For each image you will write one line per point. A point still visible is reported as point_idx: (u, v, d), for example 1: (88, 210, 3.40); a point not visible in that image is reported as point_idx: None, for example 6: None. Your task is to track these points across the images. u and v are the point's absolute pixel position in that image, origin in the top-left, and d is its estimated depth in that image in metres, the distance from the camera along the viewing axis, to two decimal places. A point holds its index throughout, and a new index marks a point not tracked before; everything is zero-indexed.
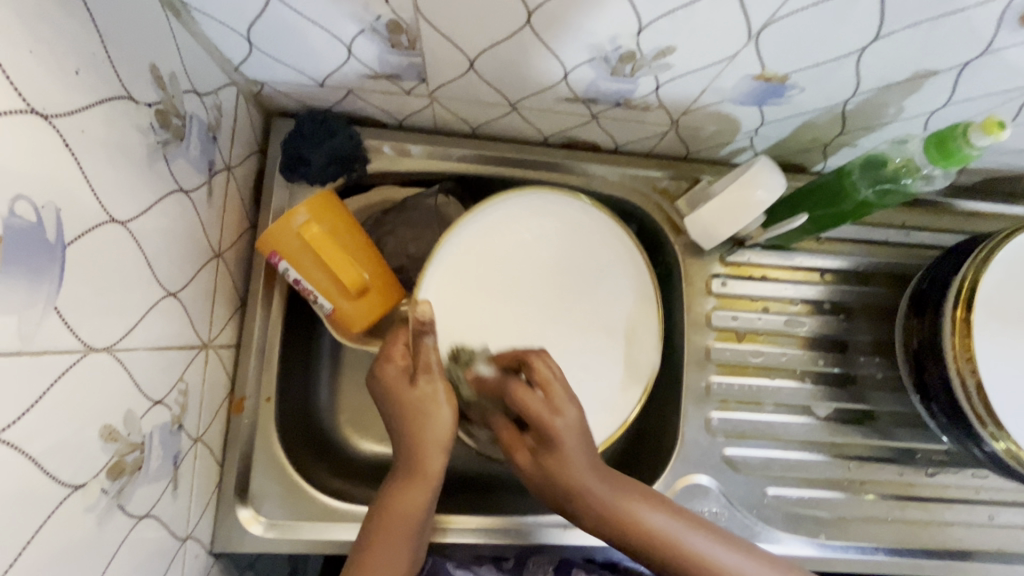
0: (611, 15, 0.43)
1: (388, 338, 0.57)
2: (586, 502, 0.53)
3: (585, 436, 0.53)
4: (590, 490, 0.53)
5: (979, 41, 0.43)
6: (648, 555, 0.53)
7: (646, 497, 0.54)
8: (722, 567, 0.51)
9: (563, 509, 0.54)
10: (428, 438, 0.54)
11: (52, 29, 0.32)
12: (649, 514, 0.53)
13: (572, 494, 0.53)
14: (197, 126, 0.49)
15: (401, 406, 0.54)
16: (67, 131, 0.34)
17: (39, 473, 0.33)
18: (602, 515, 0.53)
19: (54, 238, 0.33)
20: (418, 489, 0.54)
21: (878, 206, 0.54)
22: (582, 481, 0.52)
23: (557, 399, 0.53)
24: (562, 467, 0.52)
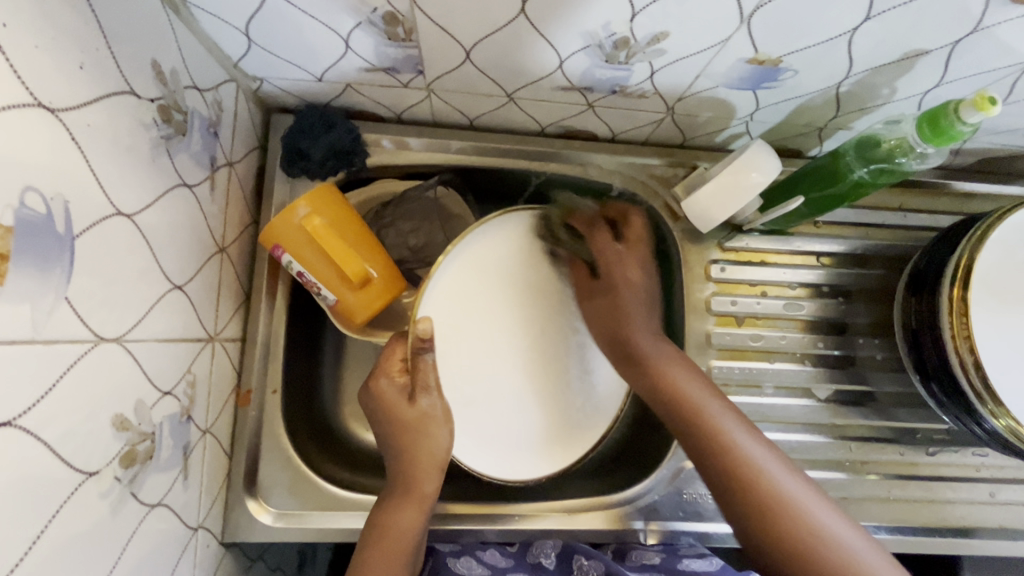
0: (605, 1, 0.43)
1: (385, 353, 0.58)
2: (639, 358, 0.59)
3: (648, 298, 0.62)
4: (634, 325, 0.61)
5: (970, 19, 0.43)
6: (696, 428, 0.55)
7: (681, 362, 0.59)
8: (757, 464, 0.52)
9: (631, 369, 0.60)
10: (424, 459, 0.56)
11: (57, 25, 0.33)
12: (699, 392, 0.57)
13: (626, 348, 0.60)
14: (199, 121, 0.50)
15: (403, 426, 0.56)
16: (73, 125, 0.34)
17: (54, 459, 0.34)
18: (645, 367, 0.59)
19: (63, 230, 0.34)
20: (414, 509, 0.55)
21: (873, 187, 0.55)
22: (659, 365, 0.59)
23: (630, 271, 0.62)
24: (621, 322, 0.60)
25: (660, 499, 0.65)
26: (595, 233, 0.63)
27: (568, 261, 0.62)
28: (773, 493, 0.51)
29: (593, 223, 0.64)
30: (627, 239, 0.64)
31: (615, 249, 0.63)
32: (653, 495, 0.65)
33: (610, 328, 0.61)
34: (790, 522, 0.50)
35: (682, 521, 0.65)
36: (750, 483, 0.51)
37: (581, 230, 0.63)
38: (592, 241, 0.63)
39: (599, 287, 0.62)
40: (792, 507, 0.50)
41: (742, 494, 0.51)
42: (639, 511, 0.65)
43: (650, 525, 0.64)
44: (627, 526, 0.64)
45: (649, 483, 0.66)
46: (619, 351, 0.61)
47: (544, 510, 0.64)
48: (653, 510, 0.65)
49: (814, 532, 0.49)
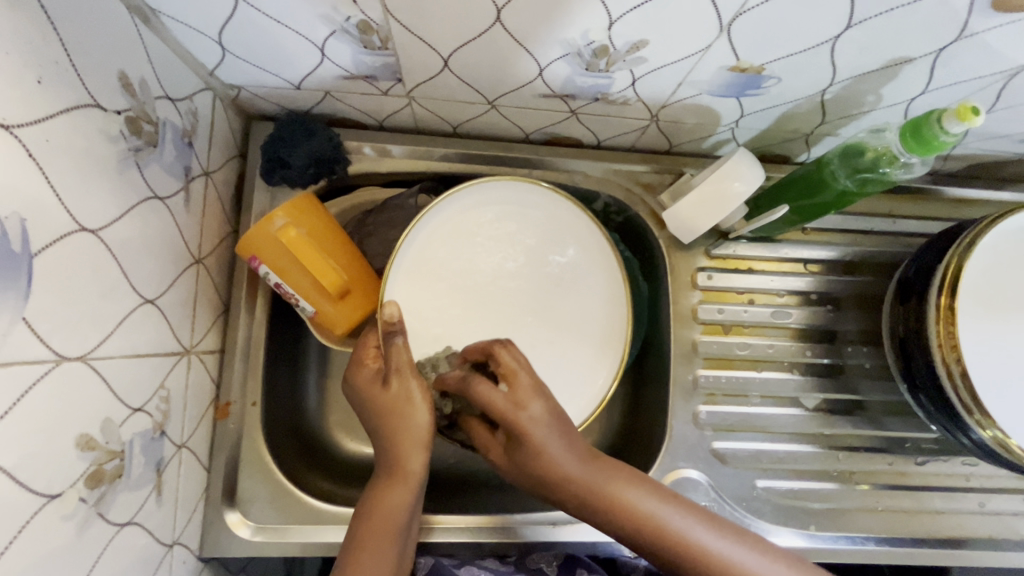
0: (581, 10, 0.43)
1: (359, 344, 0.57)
2: (558, 488, 0.50)
3: (563, 426, 0.50)
4: (561, 467, 0.50)
5: (954, 26, 0.43)
6: (627, 526, 0.49)
7: (632, 477, 0.51)
8: (688, 535, 0.49)
9: (541, 489, 0.51)
10: (406, 438, 0.52)
11: (11, 38, 0.32)
12: (636, 493, 0.50)
13: (553, 476, 0.50)
14: (171, 132, 0.49)
15: (377, 403, 0.54)
16: (30, 140, 0.33)
17: (11, 484, 0.33)
18: (556, 479, 0.50)
19: (20, 249, 0.33)
20: (402, 494, 0.52)
21: (858, 196, 0.54)
22: (563, 471, 0.50)
23: (522, 377, 0.51)
24: (541, 466, 0.50)
25: None
26: (512, 378, 0.51)
27: (459, 378, 0.53)
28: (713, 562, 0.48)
29: (464, 376, 0.53)
30: (507, 378, 0.51)
31: (501, 396, 0.50)
32: None
33: (525, 466, 0.51)
34: None
35: None
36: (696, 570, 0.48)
37: (451, 386, 0.54)
38: (470, 393, 0.51)
39: (518, 458, 0.51)
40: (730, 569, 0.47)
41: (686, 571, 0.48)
42: None
43: None
44: (612, 538, 0.63)
45: None
46: (526, 466, 0.51)
47: (529, 522, 0.63)
48: None
49: None
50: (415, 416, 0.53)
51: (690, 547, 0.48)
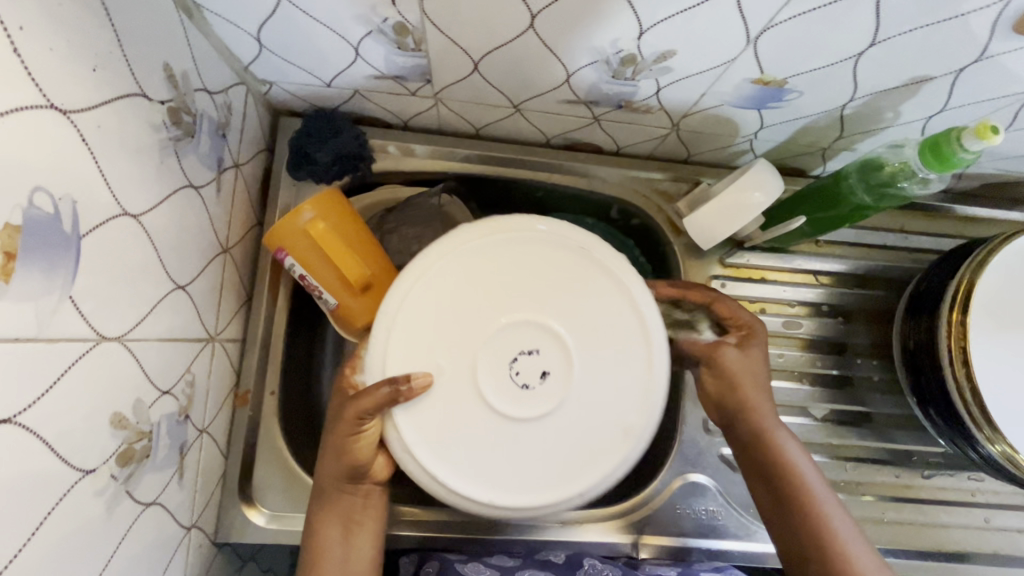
0: (614, 19, 0.44)
1: (366, 401, 0.48)
2: (745, 414, 0.55)
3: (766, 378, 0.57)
4: (759, 418, 0.55)
5: (974, 48, 0.44)
6: (788, 494, 0.53)
7: (794, 439, 0.56)
8: (809, 487, 0.53)
9: (735, 444, 0.57)
10: (341, 467, 0.52)
11: (72, 27, 0.33)
12: (797, 457, 0.54)
13: (766, 438, 0.55)
14: (207, 123, 0.51)
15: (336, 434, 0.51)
16: (84, 126, 0.35)
17: (52, 457, 0.34)
18: (754, 439, 0.55)
19: (70, 229, 0.34)
20: (334, 516, 0.53)
21: (875, 210, 0.55)
22: (754, 399, 0.55)
23: (752, 351, 0.57)
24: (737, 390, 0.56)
25: (653, 513, 0.65)
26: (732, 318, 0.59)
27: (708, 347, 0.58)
28: (817, 518, 0.51)
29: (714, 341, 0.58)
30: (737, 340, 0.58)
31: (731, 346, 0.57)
32: (645, 510, 0.65)
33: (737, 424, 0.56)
34: (827, 543, 0.50)
35: (676, 537, 0.64)
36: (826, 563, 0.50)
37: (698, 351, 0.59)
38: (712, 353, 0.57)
39: (738, 409, 0.56)
40: (833, 532, 0.51)
41: (796, 518, 0.52)
42: (630, 526, 0.64)
43: (642, 540, 0.64)
44: (619, 540, 0.64)
45: (641, 498, 0.65)
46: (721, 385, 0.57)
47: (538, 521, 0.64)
48: (645, 525, 0.64)
49: (847, 559, 0.50)
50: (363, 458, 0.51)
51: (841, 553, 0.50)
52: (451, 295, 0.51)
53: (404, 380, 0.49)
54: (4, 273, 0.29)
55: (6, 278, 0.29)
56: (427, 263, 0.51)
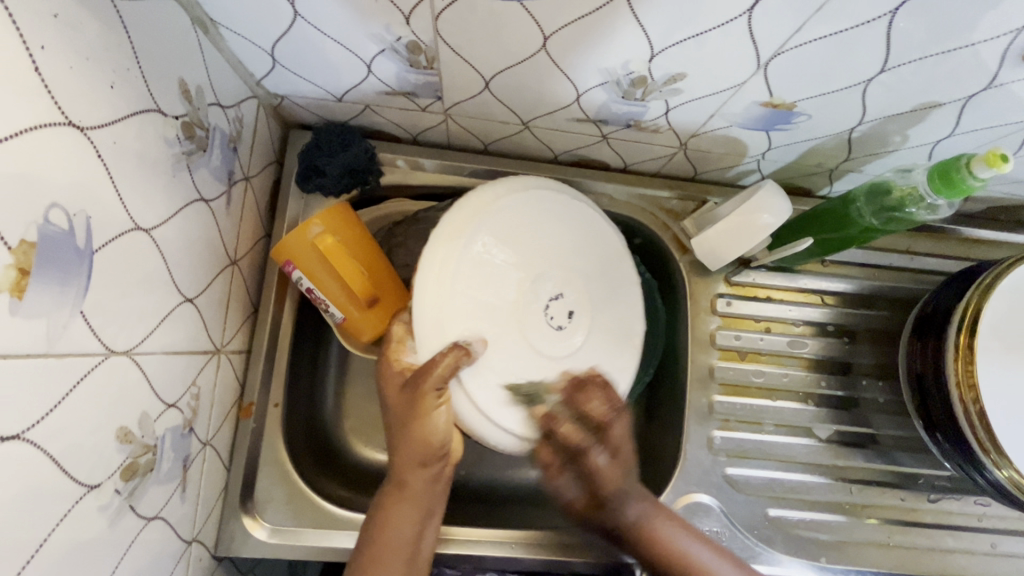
0: (626, 41, 0.44)
1: (435, 371, 0.47)
2: (605, 511, 0.57)
3: (630, 481, 0.56)
4: (622, 514, 0.56)
5: (983, 76, 0.44)
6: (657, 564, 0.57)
7: (667, 512, 0.58)
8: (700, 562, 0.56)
9: (606, 530, 0.59)
10: (421, 449, 0.49)
11: (92, 46, 0.33)
12: (677, 535, 0.57)
13: (605, 514, 0.57)
14: (220, 137, 0.51)
15: (404, 414, 0.49)
16: (100, 142, 0.35)
17: (59, 472, 0.34)
18: (627, 535, 0.57)
19: (83, 245, 0.34)
20: (405, 503, 0.51)
21: (882, 233, 0.55)
22: (613, 491, 0.55)
23: (621, 466, 0.55)
24: (611, 513, 0.57)
25: None
26: (586, 392, 0.54)
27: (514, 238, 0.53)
28: None
29: (578, 423, 0.53)
30: (601, 441, 0.55)
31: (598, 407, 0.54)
32: None
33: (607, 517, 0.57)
34: None
35: None
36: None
37: (571, 416, 0.53)
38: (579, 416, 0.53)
39: (597, 479, 0.55)
40: None
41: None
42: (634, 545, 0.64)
43: None
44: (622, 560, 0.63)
45: None
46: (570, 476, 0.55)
47: (540, 538, 0.64)
48: None
49: None
50: (442, 436, 0.49)
51: None
52: (484, 269, 0.51)
53: (465, 342, 0.48)
54: (17, 289, 0.29)
55: (19, 295, 0.29)
56: (451, 248, 0.50)
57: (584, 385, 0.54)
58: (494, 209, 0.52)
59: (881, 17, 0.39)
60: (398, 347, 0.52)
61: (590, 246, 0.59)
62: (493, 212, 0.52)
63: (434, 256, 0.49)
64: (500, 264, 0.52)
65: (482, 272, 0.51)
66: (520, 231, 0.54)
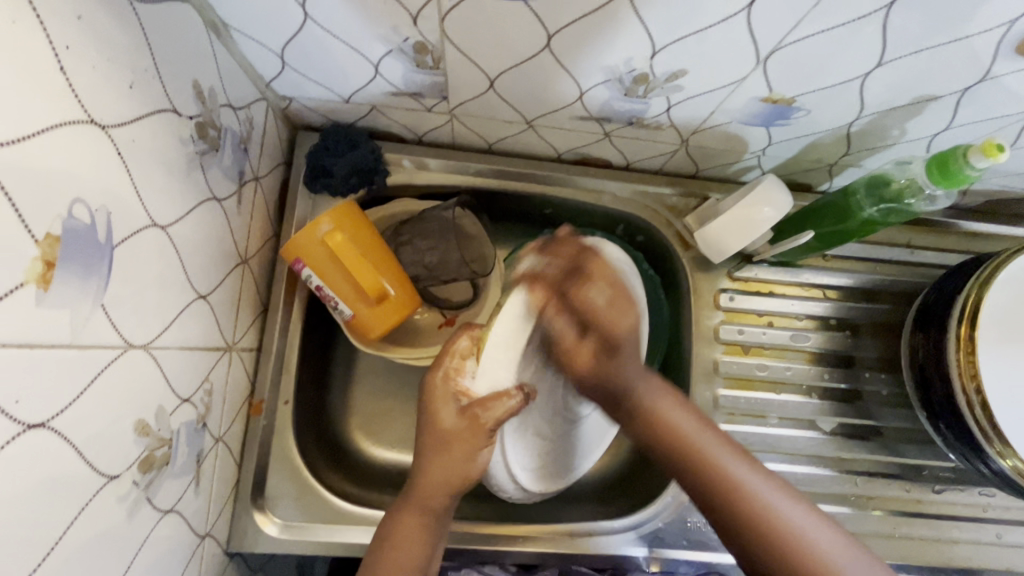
0: (628, 39, 0.45)
1: (494, 410, 0.48)
2: (615, 355, 0.52)
3: (639, 342, 0.53)
4: (621, 375, 0.52)
5: (978, 69, 0.45)
6: (662, 439, 0.51)
7: (672, 396, 0.53)
8: (708, 453, 0.49)
9: (597, 390, 0.54)
10: (455, 472, 0.52)
11: (112, 47, 0.35)
12: (682, 419, 0.51)
13: (617, 383, 0.53)
14: (231, 138, 0.52)
15: (451, 436, 0.51)
16: (119, 140, 0.36)
17: (80, 461, 0.35)
18: (642, 404, 0.52)
19: (104, 239, 0.35)
20: (423, 519, 0.53)
21: (882, 225, 0.56)
22: (620, 335, 0.52)
23: (618, 323, 0.52)
24: (618, 374, 0.52)
25: (663, 526, 0.65)
26: (581, 269, 0.52)
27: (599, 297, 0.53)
28: (731, 491, 0.47)
29: (562, 280, 0.51)
30: (607, 299, 0.52)
31: (599, 303, 0.52)
32: (655, 523, 0.65)
33: (603, 374, 0.53)
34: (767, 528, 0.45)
35: (686, 550, 0.64)
36: (767, 539, 0.45)
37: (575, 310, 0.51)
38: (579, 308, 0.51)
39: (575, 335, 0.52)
40: (763, 512, 0.45)
41: (698, 479, 0.48)
42: (641, 538, 0.64)
43: (653, 553, 0.64)
44: (629, 553, 0.64)
45: (652, 511, 0.65)
46: (601, 370, 0.53)
47: (549, 533, 0.64)
48: (656, 538, 0.64)
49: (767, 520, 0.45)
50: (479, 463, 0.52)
51: (768, 527, 0.45)
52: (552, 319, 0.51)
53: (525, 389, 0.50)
54: (44, 281, 0.30)
55: (45, 286, 0.30)
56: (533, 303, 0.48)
57: (574, 255, 0.53)
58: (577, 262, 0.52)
59: (877, 11, 0.40)
60: (459, 365, 0.54)
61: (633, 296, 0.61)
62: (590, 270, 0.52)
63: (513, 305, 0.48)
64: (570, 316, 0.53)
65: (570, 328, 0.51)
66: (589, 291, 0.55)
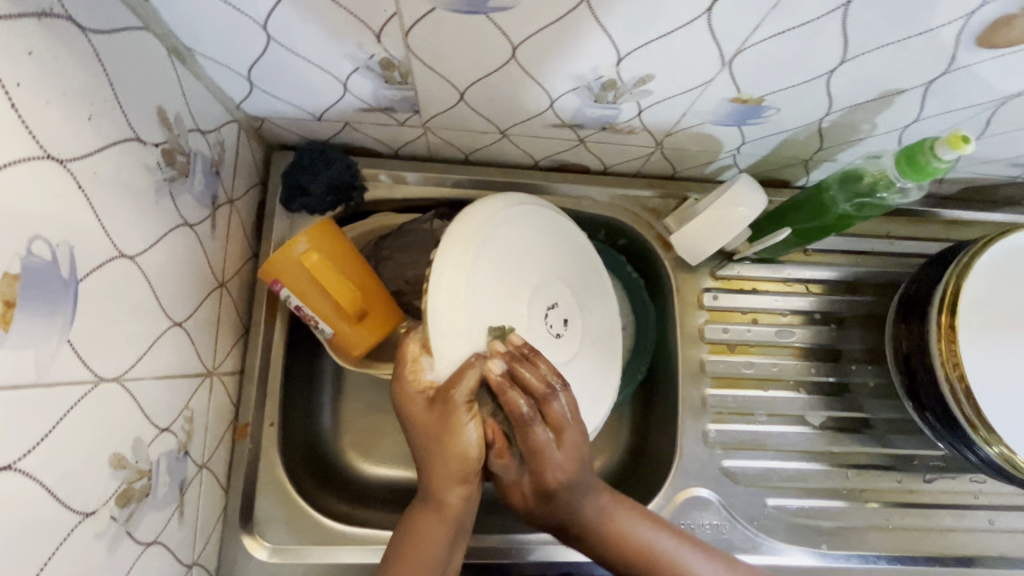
0: (593, 47, 0.45)
1: (477, 364, 0.46)
2: (576, 525, 0.52)
3: (576, 456, 0.50)
4: (589, 526, 0.52)
5: (942, 61, 0.45)
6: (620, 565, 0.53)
7: (631, 507, 0.54)
8: (670, 556, 0.52)
9: (564, 534, 0.53)
10: (458, 468, 0.47)
11: (68, 80, 0.34)
12: (654, 535, 0.53)
13: (553, 519, 0.52)
14: (201, 162, 0.52)
15: (437, 430, 0.47)
16: (80, 173, 0.36)
17: (52, 500, 0.34)
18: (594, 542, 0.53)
19: (68, 274, 0.35)
20: (441, 530, 0.48)
21: (858, 219, 0.56)
22: (570, 503, 0.51)
23: (557, 454, 0.48)
24: (573, 523, 0.52)
25: None
26: (540, 399, 0.47)
27: (501, 253, 0.52)
28: None
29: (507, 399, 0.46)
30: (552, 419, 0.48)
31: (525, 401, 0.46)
32: None
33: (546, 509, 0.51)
34: None
35: None
36: None
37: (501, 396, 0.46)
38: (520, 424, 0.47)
39: (536, 498, 0.51)
40: None
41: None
42: None
43: None
44: None
45: None
46: (550, 516, 0.52)
47: (543, 542, 0.64)
48: None
49: None
50: (478, 449, 0.47)
51: None
52: (490, 298, 0.50)
53: (507, 340, 0.48)
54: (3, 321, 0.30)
55: (5, 327, 0.30)
56: (456, 280, 0.47)
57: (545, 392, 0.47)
58: (486, 234, 0.51)
59: (836, 10, 0.40)
60: (415, 365, 0.48)
61: (568, 247, 0.60)
62: (481, 241, 0.50)
63: (443, 289, 0.47)
64: (502, 288, 0.51)
65: (491, 295, 0.50)
66: (511, 256, 0.53)
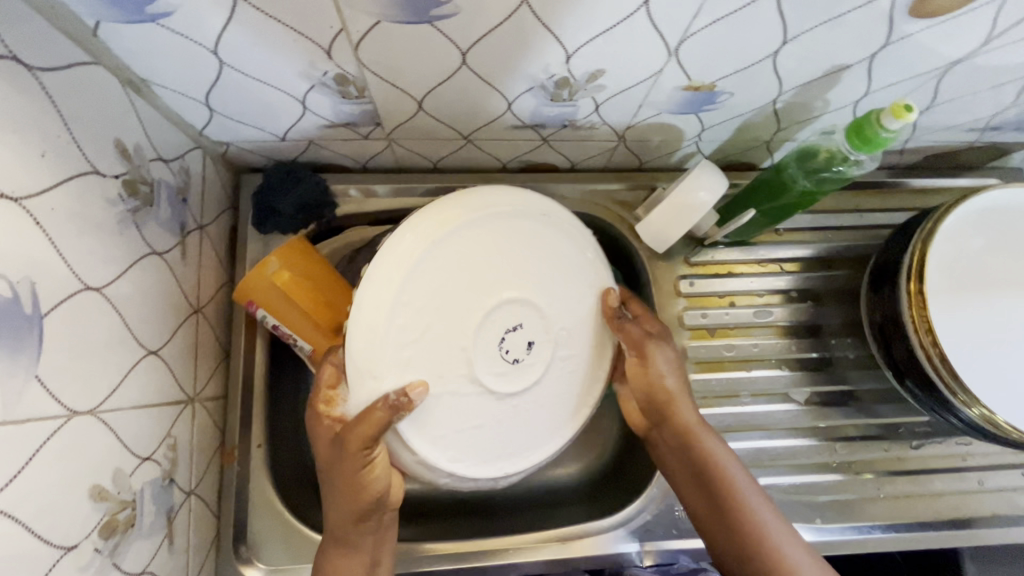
0: (541, 47, 0.46)
1: (360, 424, 0.46)
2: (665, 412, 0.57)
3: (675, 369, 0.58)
4: (677, 414, 0.57)
5: (882, 34, 0.46)
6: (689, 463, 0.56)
7: (710, 429, 0.57)
8: (730, 476, 0.55)
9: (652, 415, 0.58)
10: (355, 504, 0.50)
11: (19, 118, 0.35)
12: (723, 454, 0.56)
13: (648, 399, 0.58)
14: (166, 191, 0.52)
15: (336, 469, 0.49)
16: (37, 210, 0.36)
17: (31, 536, 0.34)
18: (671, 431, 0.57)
19: (31, 310, 0.35)
20: (350, 552, 0.52)
21: (820, 195, 0.57)
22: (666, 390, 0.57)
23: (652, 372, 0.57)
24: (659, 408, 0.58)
25: (652, 519, 0.65)
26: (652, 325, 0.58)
27: (469, 253, 0.49)
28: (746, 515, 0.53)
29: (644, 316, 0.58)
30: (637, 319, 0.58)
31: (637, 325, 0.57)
32: (645, 517, 0.65)
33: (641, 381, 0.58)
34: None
35: (676, 539, 0.65)
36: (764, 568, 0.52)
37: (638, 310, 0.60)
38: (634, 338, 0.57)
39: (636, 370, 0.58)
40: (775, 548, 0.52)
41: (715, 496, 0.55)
42: (631, 534, 0.65)
43: (645, 547, 0.64)
44: (621, 550, 0.64)
45: (639, 505, 0.66)
46: (642, 389, 0.58)
47: (539, 540, 0.64)
48: (646, 531, 0.65)
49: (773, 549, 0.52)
50: (378, 485, 0.50)
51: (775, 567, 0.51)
52: (432, 296, 0.48)
53: (402, 392, 0.46)
54: None
55: None
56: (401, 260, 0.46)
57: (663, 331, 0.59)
58: (454, 223, 0.48)
59: None
60: (329, 394, 0.50)
61: (560, 264, 0.54)
62: (450, 227, 0.48)
63: (382, 267, 0.46)
64: (452, 286, 0.49)
65: (436, 293, 0.48)
66: (477, 256, 0.50)
